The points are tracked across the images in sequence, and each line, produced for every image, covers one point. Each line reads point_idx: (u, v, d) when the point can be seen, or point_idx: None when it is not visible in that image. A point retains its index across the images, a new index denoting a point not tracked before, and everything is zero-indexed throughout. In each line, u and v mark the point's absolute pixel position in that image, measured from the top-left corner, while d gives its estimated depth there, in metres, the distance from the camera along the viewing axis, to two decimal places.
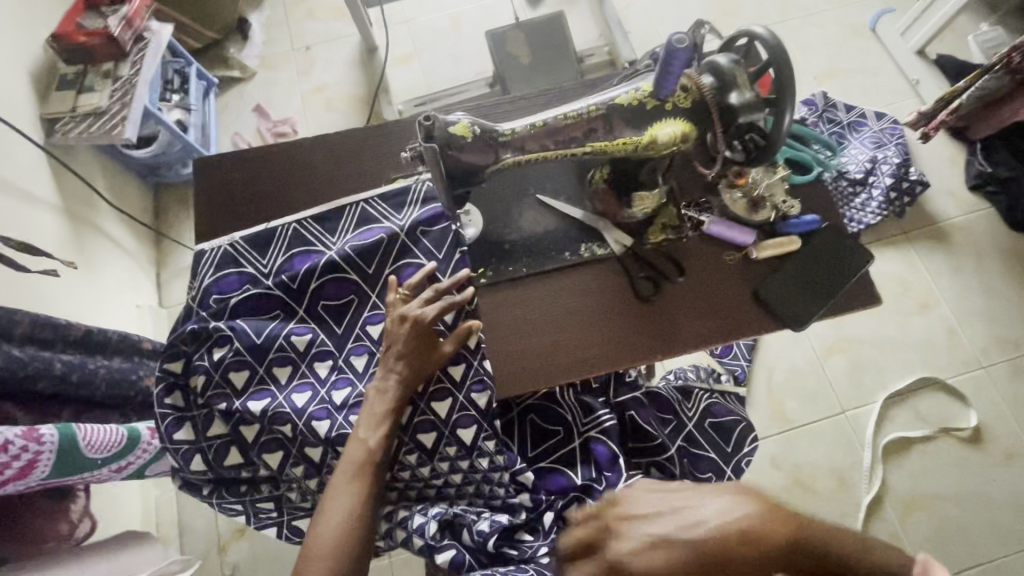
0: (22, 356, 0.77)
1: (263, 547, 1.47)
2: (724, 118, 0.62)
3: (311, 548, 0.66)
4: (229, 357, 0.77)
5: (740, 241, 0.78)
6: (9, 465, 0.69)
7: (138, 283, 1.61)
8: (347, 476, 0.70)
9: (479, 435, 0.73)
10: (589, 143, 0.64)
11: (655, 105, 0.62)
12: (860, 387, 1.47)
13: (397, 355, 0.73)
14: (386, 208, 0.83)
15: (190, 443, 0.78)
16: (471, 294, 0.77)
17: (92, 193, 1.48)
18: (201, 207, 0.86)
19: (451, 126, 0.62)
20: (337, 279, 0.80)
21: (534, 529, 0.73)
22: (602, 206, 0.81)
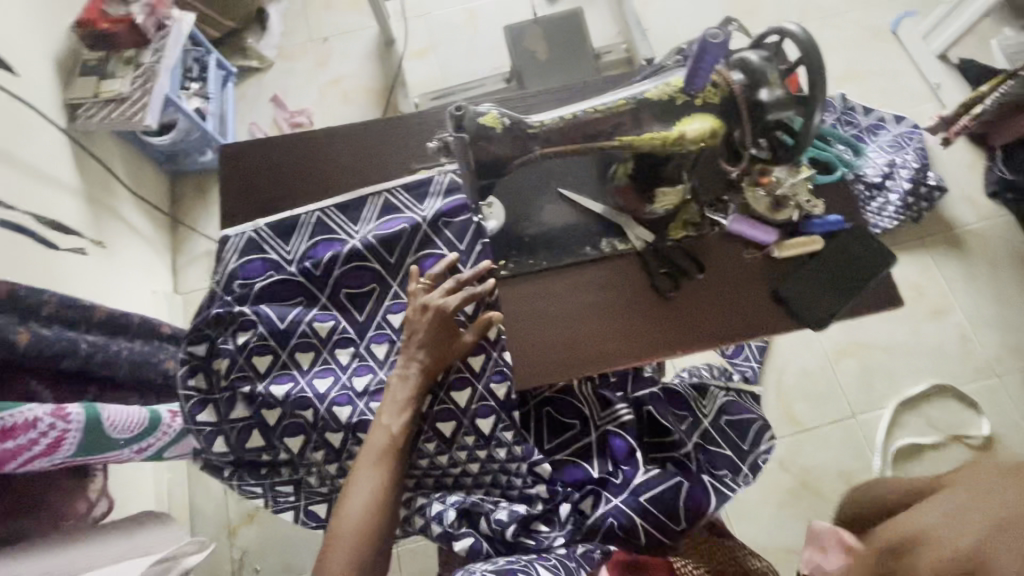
0: (49, 335, 0.79)
1: (272, 532, 1.49)
2: (755, 115, 0.62)
3: (335, 531, 0.67)
4: (253, 341, 0.79)
5: (762, 239, 0.78)
6: (36, 442, 0.70)
7: (155, 269, 1.63)
8: (370, 461, 0.71)
9: (498, 425, 0.74)
10: (617, 136, 0.64)
11: (685, 100, 0.63)
12: (871, 391, 1.46)
13: (419, 344, 0.74)
14: (409, 198, 0.83)
15: (213, 425, 0.79)
16: (491, 285, 0.77)
17: (111, 179, 1.49)
18: (225, 193, 0.87)
19: (481, 117, 0.63)
20: (360, 268, 0.82)
21: (550, 520, 0.74)
22: (624, 202, 0.80)
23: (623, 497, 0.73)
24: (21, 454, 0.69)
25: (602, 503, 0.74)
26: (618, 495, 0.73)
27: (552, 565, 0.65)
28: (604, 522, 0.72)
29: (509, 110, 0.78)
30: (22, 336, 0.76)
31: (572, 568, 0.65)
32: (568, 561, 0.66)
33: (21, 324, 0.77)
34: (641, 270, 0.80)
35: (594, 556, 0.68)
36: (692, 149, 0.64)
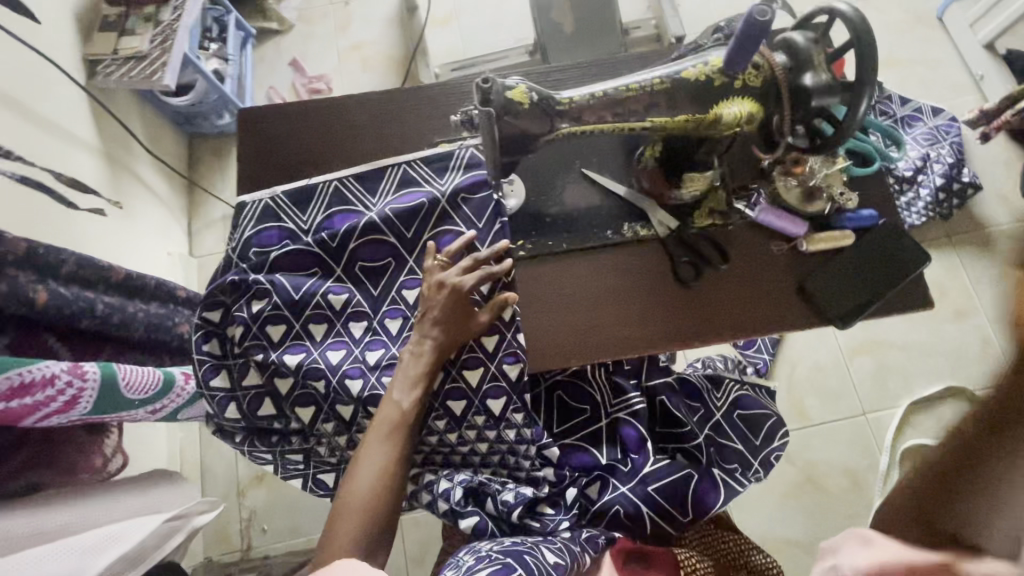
0: (66, 294, 0.79)
1: (280, 494, 1.53)
2: (796, 100, 0.59)
3: (344, 502, 0.68)
4: (268, 310, 0.79)
5: (790, 231, 0.76)
6: (54, 398, 0.72)
7: (171, 231, 1.64)
8: (380, 435, 0.71)
9: (509, 407, 0.74)
10: (650, 118, 0.61)
11: (723, 82, 0.59)
12: (884, 390, 1.44)
13: (433, 321, 0.73)
14: (427, 172, 0.83)
15: (226, 390, 0.80)
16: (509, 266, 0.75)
17: (129, 139, 1.49)
18: (243, 158, 0.85)
19: (508, 91, 0.59)
20: (375, 241, 0.81)
21: (555, 503, 0.74)
22: (649, 185, 0.78)
23: (630, 485, 0.73)
24: (39, 409, 0.71)
25: (608, 490, 0.74)
26: (625, 483, 0.74)
27: (559, 549, 0.65)
28: (610, 509, 0.73)
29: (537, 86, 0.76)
30: (40, 294, 0.76)
31: (577, 551, 0.66)
32: (573, 545, 0.67)
33: (40, 282, 0.77)
34: (661, 257, 0.78)
35: (600, 542, 0.69)
36: (728, 133, 0.62)
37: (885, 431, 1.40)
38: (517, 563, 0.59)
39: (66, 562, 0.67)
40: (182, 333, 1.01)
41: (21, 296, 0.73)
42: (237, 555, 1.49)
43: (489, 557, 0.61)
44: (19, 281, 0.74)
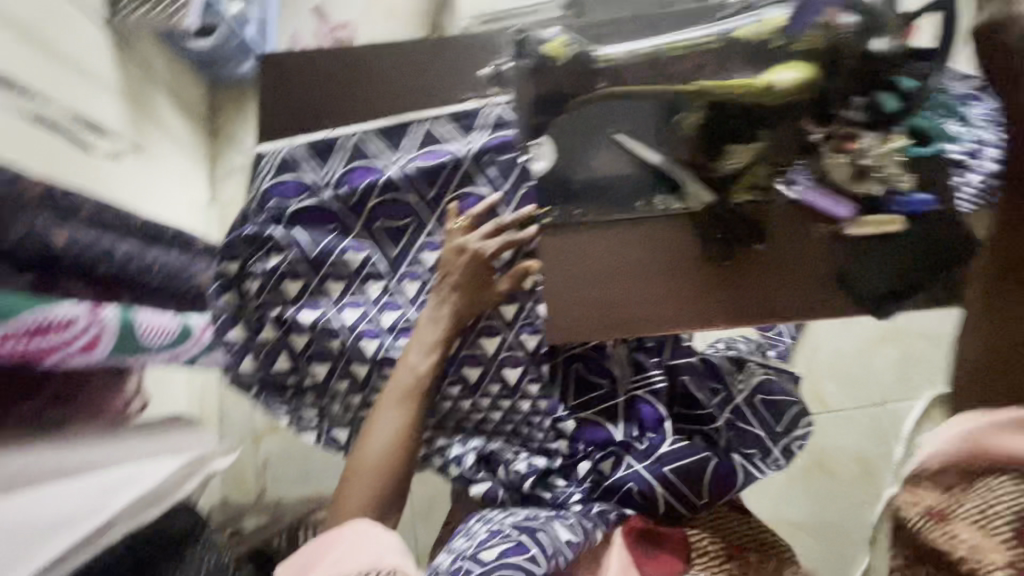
0: (85, 238, 0.79)
1: (293, 442, 1.57)
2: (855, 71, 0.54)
3: (358, 462, 0.69)
4: (284, 265, 0.79)
5: (836, 212, 0.71)
6: (74, 340, 0.72)
7: (192, 179, 1.63)
8: (394, 399, 0.71)
9: (525, 377, 0.76)
10: (694, 82, 0.56)
11: (779, 44, 0.54)
12: (908, 381, 1.40)
13: (452, 285, 0.73)
14: (454, 129, 0.79)
15: (240, 343, 0.79)
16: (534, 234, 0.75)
17: (151, 82, 1.46)
18: (267, 107, 0.85)
19: (543, 45, 0.56)
20: (395, 199, 0.79)
21: (568, 476, 0.76)
22: (687, 154, 0.73)
23: (645, 464, 0.71)
24: (61, 351, 0.70)
25: (622, 467, 0.72)
26: (640, 461, 0.72)
27: (571, 525, 0.66)
28: (624, 485, 0.71)
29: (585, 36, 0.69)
30: (60, 236, 0.76)
31: (589, 528, 0.67)
32: (585, 520, 0.68)
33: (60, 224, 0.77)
34: (694, 233, 0.73)
35: (610, 517, 0.70)
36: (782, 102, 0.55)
37: (903, 421, 1.37)
38: (529, 540, 0.64)
39: (84, 498, 0.69)
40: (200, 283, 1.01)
41: (42, 238, 0.73)
42: (252, 497, 1.55)
43: (502, 532, 0.66)
44: (38, 223, 0.73)
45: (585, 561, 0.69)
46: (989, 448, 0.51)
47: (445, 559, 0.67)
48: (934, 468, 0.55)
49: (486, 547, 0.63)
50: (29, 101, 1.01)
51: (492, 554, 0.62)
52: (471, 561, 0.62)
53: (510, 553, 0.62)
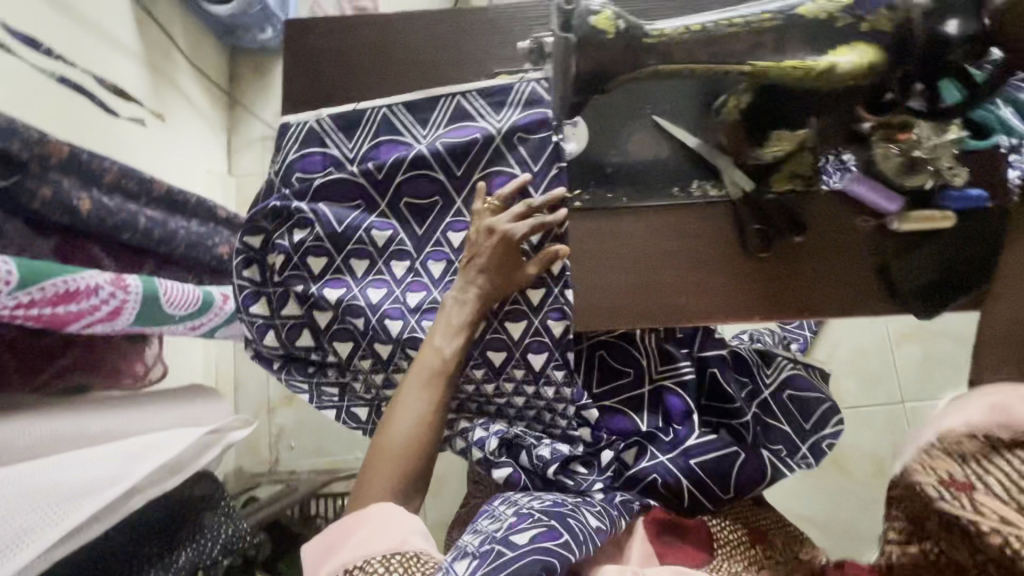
0: (109, 205, 0.78)
1: (306, 415, 1.59)
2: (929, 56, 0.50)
3: (382, 444, 0.69)
4: (310, 240, 0.79)
5: (881, 206, 0.67)
6: (99, 307, 0.72)
7: (211, 147, 1.63)
8: (419, 381, 0.72)
9: (550, 362, 0.74)
10: (752, 61, 0.52)
11: (846, 23, 0.50)
12: (930, 380, 1.37)
13: (480, 268, 0.72)
14: (484, 105, 0.77)
15: (265, 317, 0.82)
16: (562, 217, 0.72)
17: (171, 46, 1.45)
18: (291, 75, 0.82)
19: (592, 17, 0.51)
20: (424, 176, 0.78)
21: (588, 463, 0.76)
22: (727, 141, 0.70)
23: (671, 455, 0.73)
24: (86, 316, 0.71)
25: (646, 458, 0.74)
26: (665, 453, 0.73)
27: (599, 512, 0.68)
28: (648, 476, 0.72)
29: (630, 14, 0.66)
30: (83, 202, 0.75)
31: (615, 517, 0.68)
32: (612, 509, 0.69)
33: (83, 190, 0.76)
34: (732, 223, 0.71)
35: (633, 506, 0.71)
36: (837, 89, 0.53)
37: (922, 421, 1.35)
38: (561, 525, 0.63)
39: (105, 468, 0.69)
40: (222, 254, 1.01)
41: (65, 202, 0.72)
42: (266, 466, 1.58)
43: (531, 516, 0.65)
44: (63, 187, 0.73)
45: (608, 548, 0.68)
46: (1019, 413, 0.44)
47: (472, 540, 0.65)
48: (962, 431, 0.45)
49: (517, 530, 0.63)
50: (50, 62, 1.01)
51: (525, 538, 0.62)
52: (505, 543, 0.61)
53: (544, 538, 0.61)
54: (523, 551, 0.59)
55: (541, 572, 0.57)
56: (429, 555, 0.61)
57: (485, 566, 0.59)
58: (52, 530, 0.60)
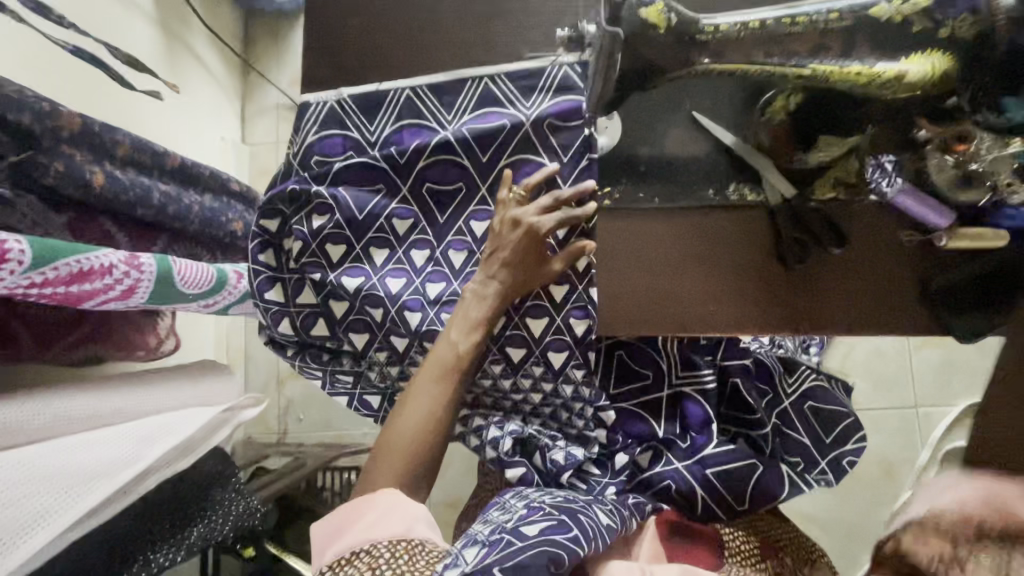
0: (122, 179, 0.76)
1: (313, 389, 1.59)
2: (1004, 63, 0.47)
3: (388, 437, 0.68)
4: (329, 228, 0.78)
5: (928, 219, 0.64)
6: (113, 286, 0.70)
7: (223, 113, 1.64)
8: (432, 375, 0.70)
9: (569, 362, 0.73)
10: (812, 64, 0.49)
11: (924, 27, 0.46)
12: (946, 385, 1.34)
13: (503, 262, 0.70)
14: (512, 90, 0.75)
15: (280, 304, 0.81)
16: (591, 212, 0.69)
17: (186, 9, 1.47)
18: (313, 53, 0.82)
19: (643, 8, 0.48)
20: (448, 161, 0.76)
21: (602, 464, 0.75)
22: (770, 140, 0.66)
23: (686, 462, 0.72)
24: (98, 294, 0.70)
25: (661, 462, 0.73)
26: (680, 460, 0.72)
27: (610, 510, 0.66)
28: (660, 483, 0.72)
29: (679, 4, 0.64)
30: (97, 177, 0.73)
31: (626, 516, 0.67)
32: (623, 509, 0.68)
33: (96, 164, 0.74)
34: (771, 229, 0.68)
35: (644, 507, 0.70)
36: (910, 94, 0.49)
37: (935, 426, 1.33)
38: (571, 520, 0.62)
39: (119, 449, 0.70)
40: (234, 230, 0.99)
41: (77, 176, 0.70)
42: (274, 437, 1.60)
43: (542, 509, 0.65)
44: (75, 161, 0.71)
45: (617, 546, 0.67)
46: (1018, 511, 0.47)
47: (483, 529, 0.64)
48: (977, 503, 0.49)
49: (527, 522, 0.62)
50: (68, 32, 1.02)
51: (534, 530, 0.61)
52: (515, 533, 0.60)
53: (553, 531, 0.60)
54: (532, 542, 0.58)
55: (549, 563, 0.56)
56: (435, 544, 0.61)
57: (495, 553, 0.58)
58: (60, 518, 0.61)
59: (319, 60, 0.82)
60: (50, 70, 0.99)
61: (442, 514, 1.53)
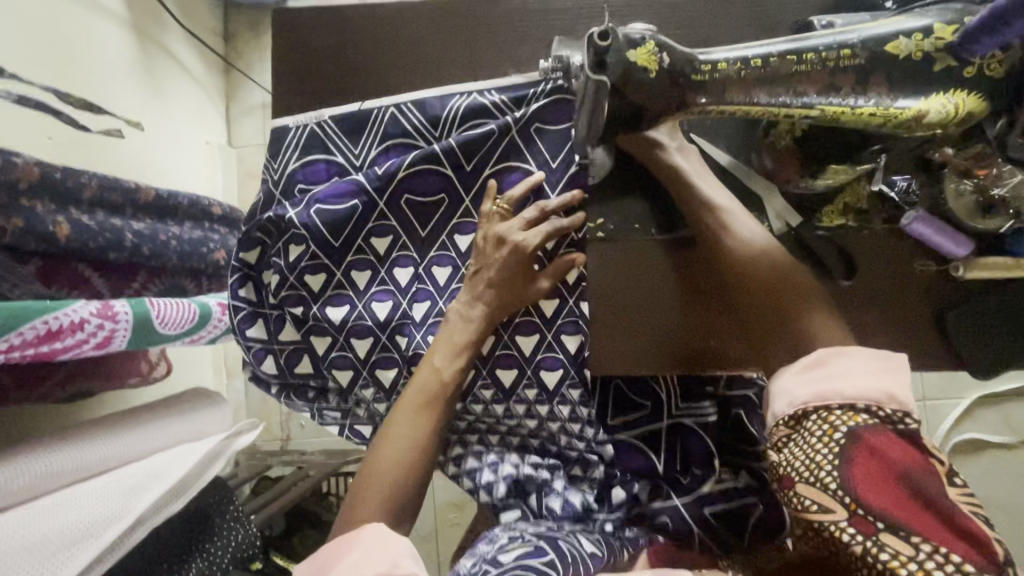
0: (90, 226, 0.74)
1: None
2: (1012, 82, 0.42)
3: (370, 473, 0.60)
4: (305, 259, 0.74)
5: (949, 250, 0.59)
6: (86, 340, 0.68)
7: (207, 117, 1.59)
8: (415, 403, 0.64)
9: (564, 382, 0.69)
10: (818, 104, 0.44)
11: (944, 69, 0.42)
12: (955, 377, 1.35)
13: (489, 282, 0.66)
14: (503, 102, 0.70)
15: (263, 341, 0.78)
16: (579, 221, 0.66)
17: (160, 12, 1.41)
18: (285, 78, 0.78)
19: (632, 51, 0.44)
20: (430, 170, 0.71)
21: (601, 500, 0.73)
22: (775, 165, 0.61)
23: (685, 500, 0.72)
24: (70, 350, 0.67)
25: (660, 498, 0.72)
26: (680, 497, 0.72)
27: (595, 541, 0.65)
28: (658, 518, 0.71)
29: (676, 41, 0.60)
30: (62, 227, 0.70)
31: (614, 546, 0.67)
32: (612, 539, 0.68)
33: (60, 213, 0.71)
34: (749, 239, 0.62)
35: (639, 541, 0.69)
36: (922, 136, 0.44)
37: (941, 420, 1.34)
38: (549, 546, 0.60)
39: (108, 505, 0.69)
40: (217, 259, 0.98)
41: (41, 230, 0.67)
42: (278, 444, 1.59)
43: (522, 538, 0.64)
44: (37, 213, 0.68)
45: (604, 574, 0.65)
46: (841, 390, 0.49)
47: (468, 562, 0.64)
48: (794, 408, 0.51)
49: (505, 550, 0.61)
50: (18, 73, 0.97)
51: (510, 557, 0.59)
52: (492, 562, 0.59)
53: (528, 556, 0.58)
54: (505, 567, 0.57)
55: None
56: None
57: None
58: None
59: (290, 84, 0.77)
60: (19, 111, 0.95)
61: (449, 515, 1.54)
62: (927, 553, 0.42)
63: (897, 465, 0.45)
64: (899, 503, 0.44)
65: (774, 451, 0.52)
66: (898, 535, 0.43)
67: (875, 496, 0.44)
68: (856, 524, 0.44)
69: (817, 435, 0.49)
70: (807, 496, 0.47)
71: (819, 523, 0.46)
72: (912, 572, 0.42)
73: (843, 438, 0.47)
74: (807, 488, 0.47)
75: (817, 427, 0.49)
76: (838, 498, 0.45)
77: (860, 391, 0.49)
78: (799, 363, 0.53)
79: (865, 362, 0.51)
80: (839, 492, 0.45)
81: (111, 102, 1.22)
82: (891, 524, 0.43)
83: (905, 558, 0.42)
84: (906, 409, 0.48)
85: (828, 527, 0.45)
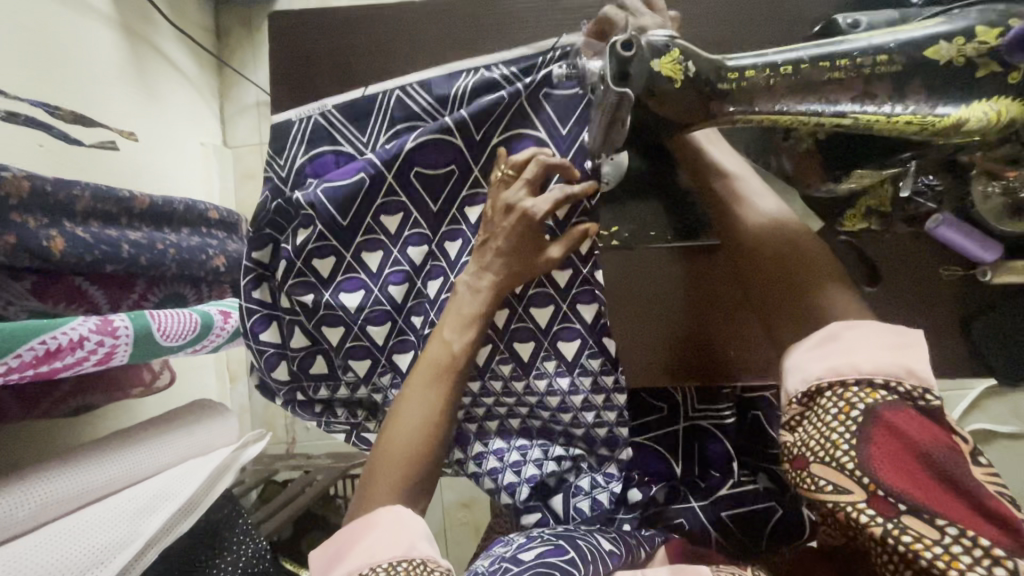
0: (85, 240, 0.71)
1: None
2: None
3: (383, 449, 0.58)
4: (312, 241, 0.71)
5: (974, 255, 0.57)
6: (87, 357, 0.66)
7: (201, 116, 1.55)
8: (425, 379, 0.60)
9: (584, 352, 0.68)
10: (852, 114, 0.42)
11: (984, 73, 0.40)
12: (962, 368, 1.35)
13: (497, 251, 0.62)
14: (511, 73, 0.68)
15: (276, 346, 0.74)
16: (591, 188, 0.62)
17: (150, 10, 1.37)
18: (283, 82, 0.75)
19: (655, 62, 0.43)
20: (437, 142, 0.68)
21: (620, 500, 0.71)
22: (794, 167, 0.60)
23: (701, 503, 0.70)
24: (70, 368, 0.65)
25: (678, 500, 0.71)
26: (698, 500, 0.71)
27: (614, 538, 0.62)
28: (673, 519, 0.68)
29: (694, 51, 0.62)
30: (56, 241, 0.68)
31: (633, 544, 0.62)
32: (629, 537, 0.63)
33: (53, 226, 0.69)
34: (765, 215, 0.58)
35: (656, 538, 0.65)
36: (959, 143, 0.42)
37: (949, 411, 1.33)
38: (569, 545, 0.59)
39: (113, 530, 0.67)
40: (216, 265, 0.97)
41: (34, 246, 0.65)
42: (283, 447, 1.58)
43: (541, 537, 0.62)
44: (29, 228, 0.66)
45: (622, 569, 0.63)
46: (861, 364, 0.46)
47: (484, 563, 0.62)
48: (802, 387, 0.49)
49: (525, 549, 0.59)
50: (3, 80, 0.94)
51: (532, 555, 0.58)
52: (512, 560, 0.57)
53: (550, 554, 0.57)
54: (527, 565, 0.55)
55: None
56: (437, 561, 0.52)
57: None
58: None
59: (289, 88, 0.75)
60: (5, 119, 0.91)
61: (458, 514, 1.54)
62: (953, 538, 0.40)
63: (918, 443, 0.43)
64: (919, 485, 0.42)
65: (787, 431, 0.49)
66: (921, 518, 0.41)
67: (893, 476, 0.42)
68: (873, 504, 0.42)
69: (832, 412, 0.46)
70: (821, 477, 0.45)
71: (834, 504, 0.44)
72: (937, 556, 0.40)
73: (859, 416, 0.44)
74: (825, 470, 0.45)
75: (832, 404, 0.46)
76: (854, 479, 0.43)
77: (876, 366, 0.46)
78: (808, 339, 0.51)
79: (876, 333, 0.48)
80: (857, 472, 0.43)
81: (101, 105, 1.19)
82: (912, 506, 0.42)
83: (929, 541, 0.41)
84: (926, 386, 0.45)
85: (842, 508, 0.43)
